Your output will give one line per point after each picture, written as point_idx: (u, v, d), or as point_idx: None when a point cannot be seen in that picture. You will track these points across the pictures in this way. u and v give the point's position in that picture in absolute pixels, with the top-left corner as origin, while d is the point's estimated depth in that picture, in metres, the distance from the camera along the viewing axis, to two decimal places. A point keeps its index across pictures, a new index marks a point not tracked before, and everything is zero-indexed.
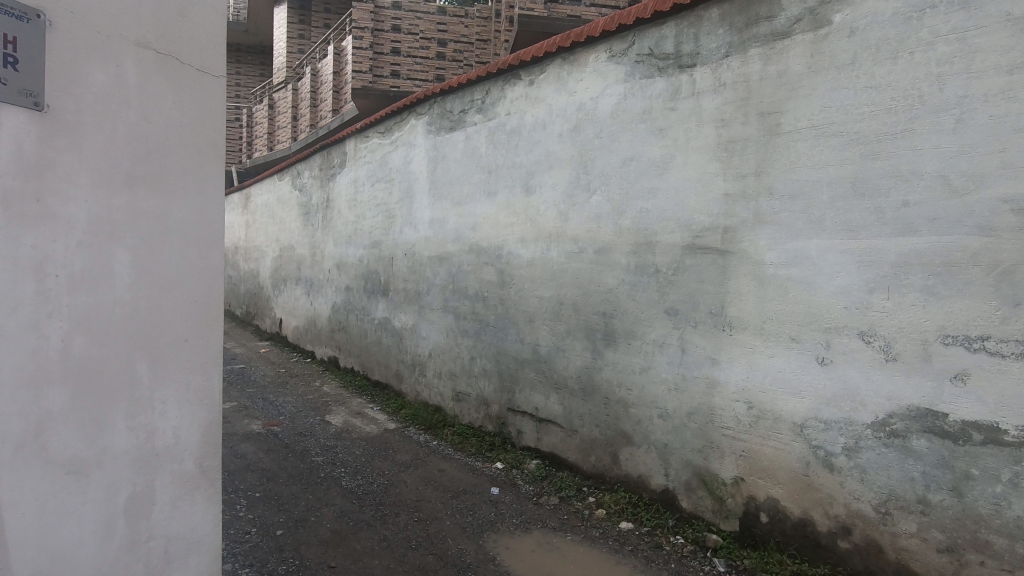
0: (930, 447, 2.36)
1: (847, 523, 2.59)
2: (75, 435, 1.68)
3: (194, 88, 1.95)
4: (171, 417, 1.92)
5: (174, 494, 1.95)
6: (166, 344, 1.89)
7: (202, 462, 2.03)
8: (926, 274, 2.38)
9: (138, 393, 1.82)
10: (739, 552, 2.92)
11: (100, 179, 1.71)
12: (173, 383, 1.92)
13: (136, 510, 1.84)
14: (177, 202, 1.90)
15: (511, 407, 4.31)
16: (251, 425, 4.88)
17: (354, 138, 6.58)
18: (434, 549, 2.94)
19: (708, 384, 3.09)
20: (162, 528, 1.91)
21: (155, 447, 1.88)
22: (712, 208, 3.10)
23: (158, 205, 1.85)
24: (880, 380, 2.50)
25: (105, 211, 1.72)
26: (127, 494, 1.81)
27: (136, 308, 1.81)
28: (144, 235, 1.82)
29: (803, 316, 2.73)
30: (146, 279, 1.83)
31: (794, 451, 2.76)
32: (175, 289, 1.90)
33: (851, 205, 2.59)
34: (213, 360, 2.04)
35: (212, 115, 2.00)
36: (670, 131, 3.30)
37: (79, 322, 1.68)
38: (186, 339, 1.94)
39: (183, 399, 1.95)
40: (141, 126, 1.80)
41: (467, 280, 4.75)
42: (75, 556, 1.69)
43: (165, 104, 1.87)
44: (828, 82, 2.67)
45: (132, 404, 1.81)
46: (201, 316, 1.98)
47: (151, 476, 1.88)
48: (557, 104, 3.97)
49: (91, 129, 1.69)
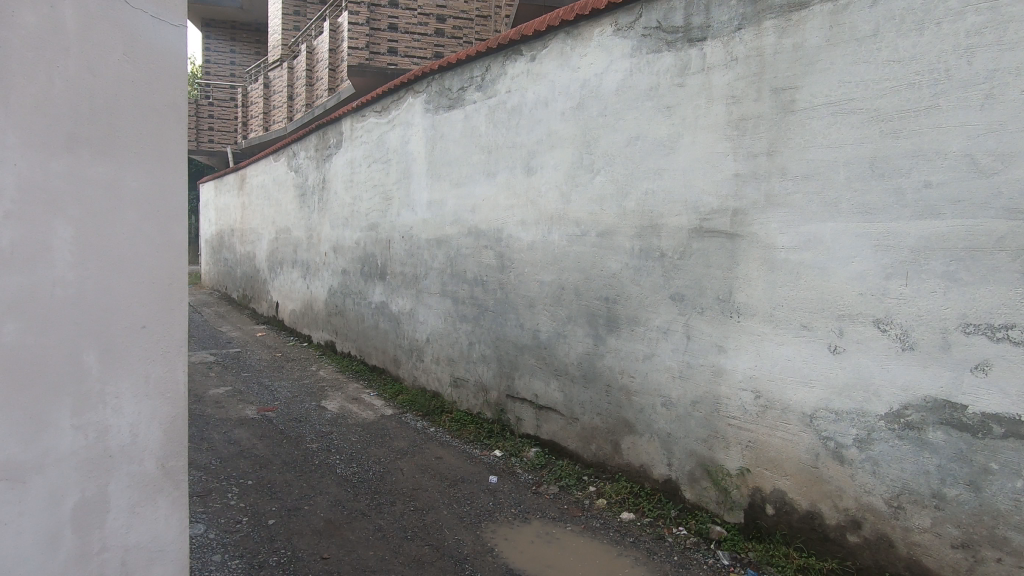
0: (947, 440, 2.27)
1: (857, 517, 2.51)
2: (8, 433, 1.58)
3: (152, 43, 1.79)
4: (127, 414, 1.79)
5: (131, 501, 1.82)
6: (121, 329, 1.75)
7: (167, 465, 1.89)
8: (948, 259, 2.26)
9: (87, 385, 1.71)
10: (744, 545, 2.84)
11: (35, 141, 1.59)
12: (128, 375, 1.78)
13: (85, 519, 1.73)
14: (130, 168, 1.76)
15: (510, 394, 4.21)
16: (245, 410, 4.80)
17: (351, 117, 6.40)
18: (430, 540, 2.86)
19: (713, 372, 3.00)
20: (119, 538, 1.80)
21: (107, 448, 1.76)
22: (721, 189, 2.97)
23: (106, 171, 1.72)
24: (896, 369, 2.39)
25: (42, 177, 1.61)
26: (74, 501, 1.71)
27: (82, 288, 1.68)
28: (90, 205, 1.69)
29: (815, 303, 2.62)
30: (94, 256, 1.70)
31: (803, 442, 2.66)
32: (130, 267, 1.76)
33: (869, 186, 2.46)
34: (180, 350, 1.88)
35: (171, 67, 1.83)
36: (678, 109, 3.15)
37: (13, 303, 1.57)
38: (145, 325, 1.80)
39: (139, 394, 1.80)
40: (83, 79, 1.67)
41: (465, 264, 4.63)
42: (17, 568, 1.62)
43: (113, 53, 1.72)
44: (848, 55, 2.52)
45: (78, 398, 1.69)
46: (162, 299, 1.83)
47: (103, 482, 1.76)
48: (559, 81, 3.81)
49: (24, 86, 1.58)
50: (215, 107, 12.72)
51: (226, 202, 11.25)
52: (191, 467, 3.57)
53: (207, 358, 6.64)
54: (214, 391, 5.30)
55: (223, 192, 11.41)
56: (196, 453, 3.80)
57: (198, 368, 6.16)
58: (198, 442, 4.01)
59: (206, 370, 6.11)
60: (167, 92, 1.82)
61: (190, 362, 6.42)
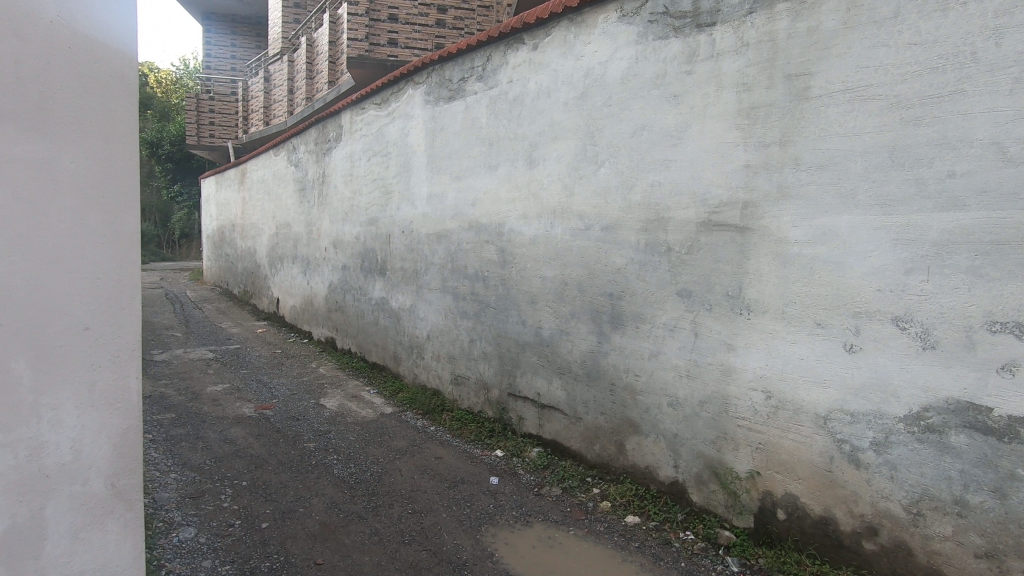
0: (971, 444, 2.16)
1: (873, 523, 2.40)
2: None
3: (101, 21, 1.74)
4: (68, 427, 1.71)
5: (75, 525, 1.74)
6: (60, 329, 1.67)
7: (117, 483, 1.84)
8: (973, 253, 2.15)
9: (23, 394, 1.60)
10: (754, 550, 2.73)
11: None
12: (69, 384, 1.70)
13: (21, 547, 1.62)
14: (68, 150, 1.67)
15: (512, 392, 4.11)
16: (242, 408, 4.71)
17: (350, 110, 6.29)
18: (428, 544, 2.77)
19: (722, 371, 2.89)
20: (60, 566, 1.70)
21: (46, 466, 1.67)
22: (731, 180, 2.85)
23: (42, 152, 1.62)
24: (916, 370, 2.27)
25: None
26: (8, 527, 1.59)
27: (15, 285, 1.58)
28: (24, 190, 1.59)
29: (831, 299, 2.50)
30: (29, 249, 1.60)
31: (816, 444, 2.55)
32: (70, 259, 1.69)
33: (888, 176, 2.34)
34: (129, 353, 1.84)
35: (113, 40, 1.77)
36: (685, 98, 3.03)
37: None
38: (87, 325, 1.73)
39: (83, 403, 1.73)
40: (14, 47, 1.57)
41: (466, 259, 4.53)
42: None
43: (48, 18, 1.62)
44: (866, 38, 2.39)
45: (14, 409, 1.59)
46: (107, 296, 1.78)
47: (41, 504, 1.66)
48: (562, 70, 3.69)
49: None
50: (216, 101, 12.62)
51: (226, 197, 11.17)
52: (185, 467, 3.48)
53: (206, 354, 6.56)
54: (211, 389, 5.22)
55: (224, 187, 11.33)
56: (190, 453, 3.72)
57: (196, 365, 6.08)
58: (192, 441, 3.92)
59: (204, 367, 6.03)
60: (127, 80, 1.82)
61: (188, 359, 6.34)
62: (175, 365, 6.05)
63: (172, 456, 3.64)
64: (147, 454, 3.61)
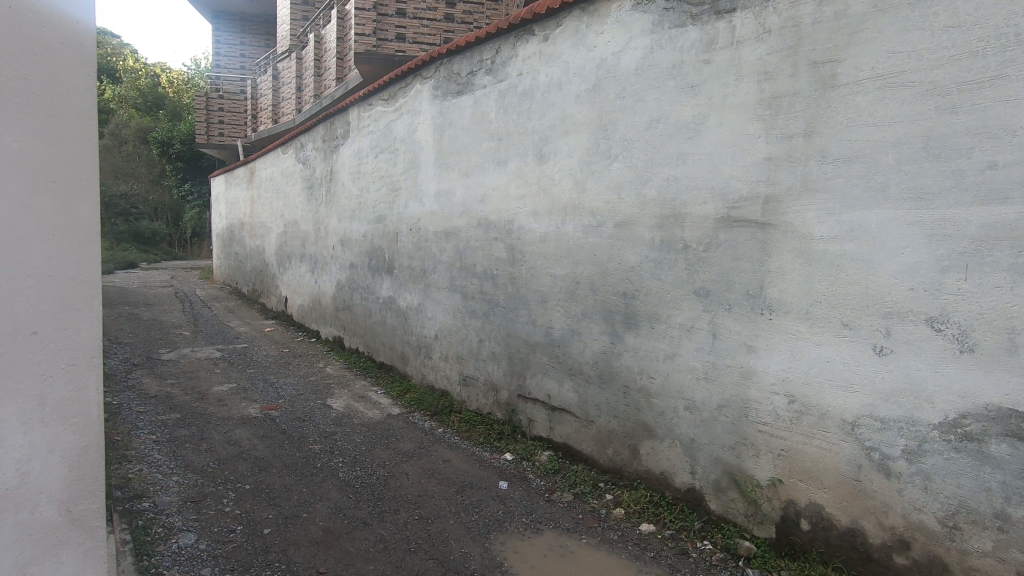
0: (1013, 454, 2.01)
1: (905, 536, 2.26)
2: None
3: None
4: (15, 447, 1.50)
5: (22, 561, 1.53)
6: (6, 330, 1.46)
7: (74, 508, 1.66)
8: (1015, 250, 2.00)
9: None
10: (776, 562, 2.60)
11: None
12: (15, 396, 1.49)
13: None
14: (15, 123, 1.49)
15: (522, 394, 4.00)
16: (248, 409, 4.64)
17: (358, 106, 6.20)
18: (434, 553, 2.67)
19: (742, 374, 2.76)
20: None
21: None
22: (752, 174, 2.72)
23: None
24: (952, 374, 2.14)
25: None
26: None
27: None
28: None
29: (859, 299, 2.36)
30: None
31: (843, 452, 2.42)
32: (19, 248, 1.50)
33: (921, 168, 2.20)
34: (87, 357, 1.68)
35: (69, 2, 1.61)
36: (703, 88, 2.90)
37: None
38: (38, 325, 1.54)
39: (31, 419, 1.53)
40: None
41: (475, 257, 4.42)
42: None
43: None
44: (899, 22, 2.25)
45: None
46: (62, 292, 1.60)
47: None
48: (574, 61, 3.57)
49: None
50: (225, 100, 12.61)
51: (236, 196, 11.16)
52: (187, 469, 3.41)
53: (213, 353, 6.52)
54: (217, 389, 5.16)
55: (233, 186, 11.32)
56: (193, 454, 3.65)
57: (203, 364, 6.04)
58: (196, 443, 3.85)
59: (211, 366, 5.98)
60: (82, 49, 1.66)
61: (196, 358, 6.30)
62: (182, 364, 6.01)
63: (174, 457, 3.57)
64: (150, 456, 3.54)
